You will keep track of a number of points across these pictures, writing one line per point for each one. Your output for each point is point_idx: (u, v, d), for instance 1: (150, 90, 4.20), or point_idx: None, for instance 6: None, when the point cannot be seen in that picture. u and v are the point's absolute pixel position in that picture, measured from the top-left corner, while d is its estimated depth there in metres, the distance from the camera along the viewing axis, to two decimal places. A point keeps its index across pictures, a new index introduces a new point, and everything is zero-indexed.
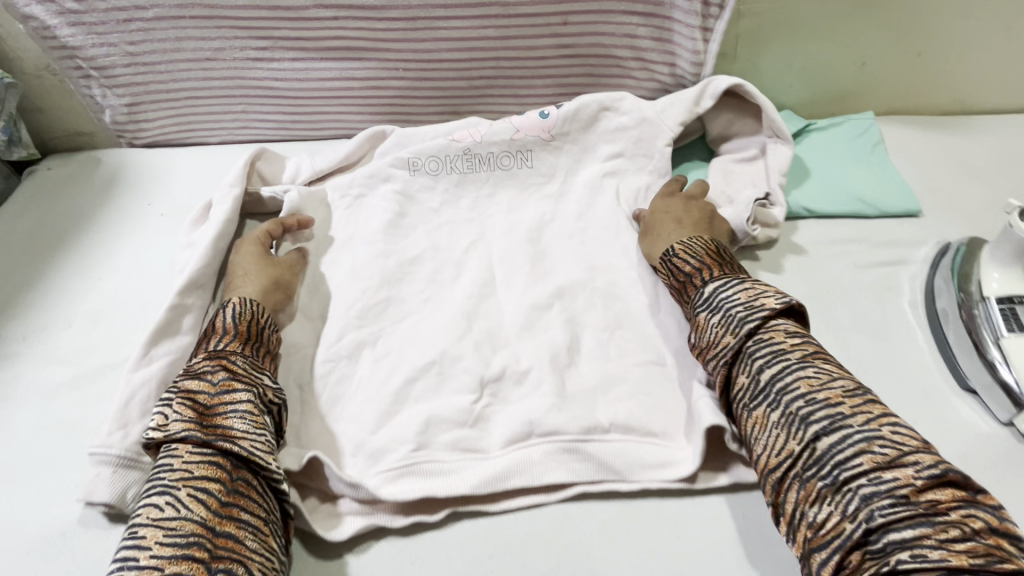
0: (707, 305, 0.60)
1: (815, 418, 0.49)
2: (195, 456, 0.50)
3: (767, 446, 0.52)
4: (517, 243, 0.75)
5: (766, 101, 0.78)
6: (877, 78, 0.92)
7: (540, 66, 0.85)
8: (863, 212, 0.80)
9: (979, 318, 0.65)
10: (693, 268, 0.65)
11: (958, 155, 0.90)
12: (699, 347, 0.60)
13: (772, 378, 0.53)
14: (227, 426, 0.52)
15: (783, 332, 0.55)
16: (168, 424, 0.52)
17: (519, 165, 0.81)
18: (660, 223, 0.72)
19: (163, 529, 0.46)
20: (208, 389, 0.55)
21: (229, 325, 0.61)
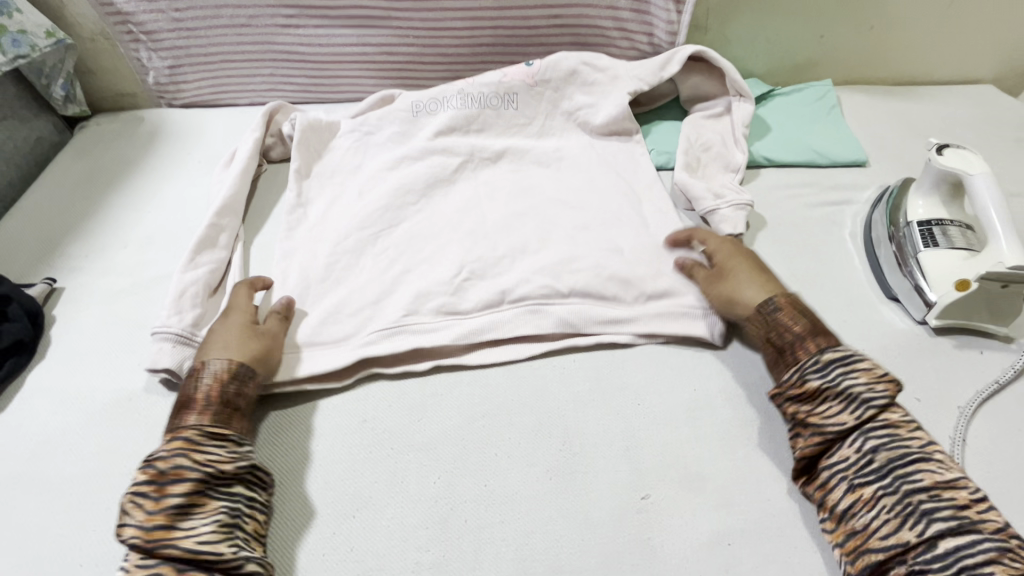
0: (822, 375, 0.57)
1: (939, 513, 0.48)
2: (146, 540, 0.49)
3: (870, 526, 0.50)
4: (507, 182, 0.87)
5: (727, 65, 0.89)
6: (835, 49, 1.03)
7: (533, 35, 0.97)
8: (815, 161, 0.91)
9: (903, 238, 0.74)
10: (802, 331, 0.60)
11: (906, 117, 1.01)
12: (806, 415, 0.57)
13: (888, 463, 0.52)
14: (169, 526, 0.50)
15: (900, 417, 0.54)
16: (125, 521, 0.50)
17: (505, 106, 0.93)
18: (735, 270, 0.68)
19: (138, 556, 0.49)
20: (156, 478, 0.52)
21: (199, 396, 0.57)
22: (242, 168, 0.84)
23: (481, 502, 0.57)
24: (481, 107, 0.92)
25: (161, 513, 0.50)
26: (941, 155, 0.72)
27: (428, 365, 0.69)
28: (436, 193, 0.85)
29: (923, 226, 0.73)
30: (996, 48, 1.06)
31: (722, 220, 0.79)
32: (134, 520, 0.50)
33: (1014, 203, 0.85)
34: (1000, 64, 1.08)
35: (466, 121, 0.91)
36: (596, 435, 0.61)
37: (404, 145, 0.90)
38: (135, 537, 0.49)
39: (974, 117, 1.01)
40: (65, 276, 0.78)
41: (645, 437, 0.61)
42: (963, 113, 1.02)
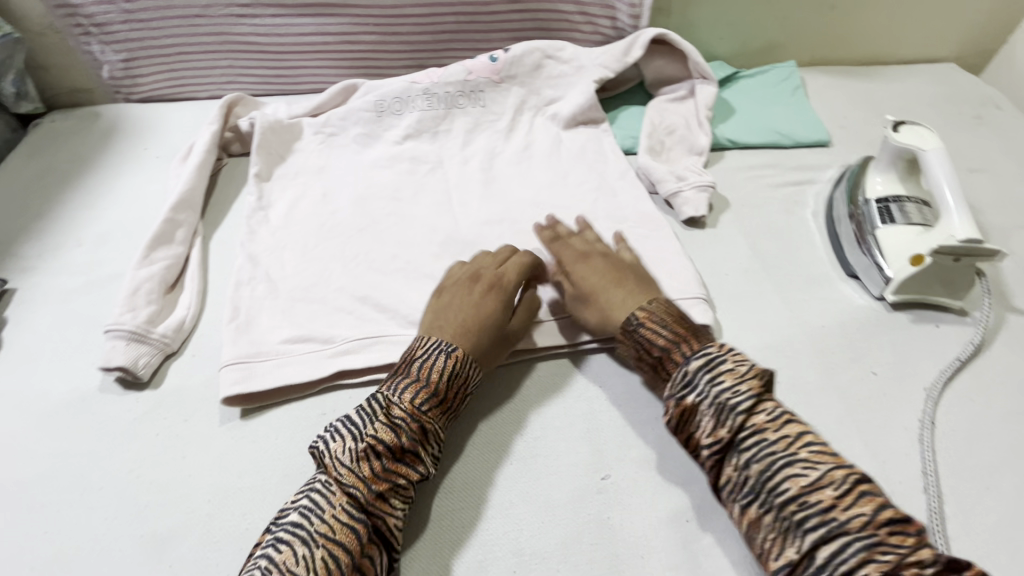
0: (689, 387, 0.52)
1: (810, 523, 0.44)
2: (369, 499, 0.49)
3: (762, 550, 0.47)
4: (472, 172, 0.87)
5: (689, 48, 0.89)
6: (797, 30, 1.04)
7: (495, 21, 0.96)
8: (780, 142, 0.91)
9: (863, 217, 0.74)
10: (667, 342, 0.56)
11: (870, 98, 1.02)
12: (687, 436, 0.52)
13: (761, 475, 0.48)
14: (388, 497, 0.51)
15: (764, 418, 0.49)
16: (346, 457, 0.51)
17: (472, 104, 0.93)
18: (597, 288, 0.63)
19: (347, 499, 0.49)
20: (393, 448, 0.52)
21: (436, 383, 0.55)
22: (198, 162, 0.83)
23: (460, 487, 0.57)
24: (447, 106, 0.92)
25: (384, 481, 0.51)
26: (897, 132, 0.72)
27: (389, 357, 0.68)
28: (404, 194, 0.84)
29: (881, 203, 0.73)
30: (956, 27, 1.07)
31: (685, 204, 0.79)
32: (356, 469, 0.50)
33: (973, 179, 0.86)
34: (960, 43, 1.09)
35: (433, 121, 0.91)
36: (557, 418, 0.61)
37: (371, 147, 0.90)
38: (354, 483, 0.50)
39: (936, 96, 1.02)
40: (18, 277, 0.76)
41: (605, 420, 0.61)
42: (925, 91, 1.03)
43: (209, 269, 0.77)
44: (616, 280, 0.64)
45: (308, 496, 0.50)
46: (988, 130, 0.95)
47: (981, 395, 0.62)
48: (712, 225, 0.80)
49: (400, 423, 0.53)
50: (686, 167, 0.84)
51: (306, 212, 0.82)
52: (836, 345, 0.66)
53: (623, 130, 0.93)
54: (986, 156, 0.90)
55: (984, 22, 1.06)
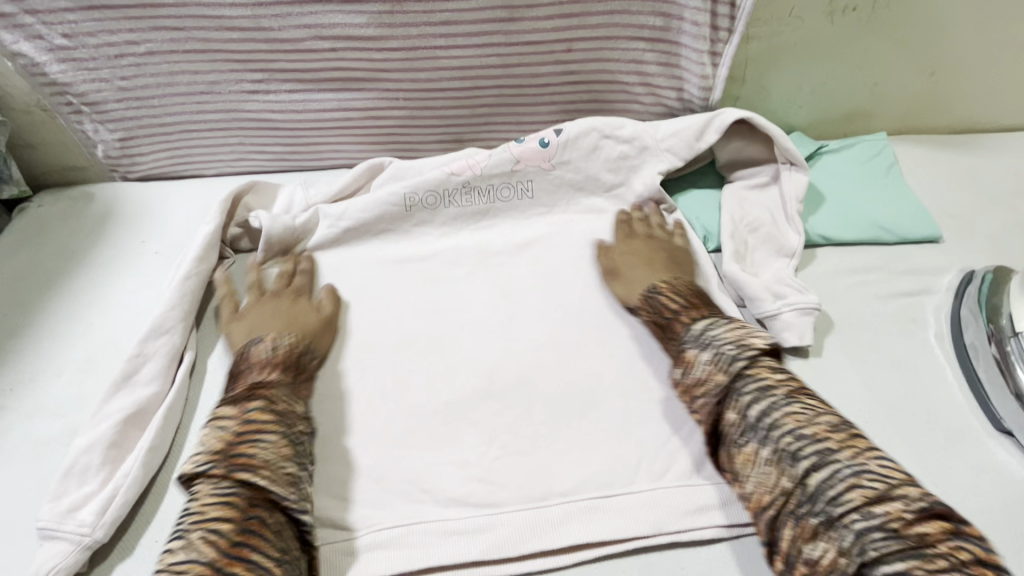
0: (697, 343, 0.59)
1: (805, 452, 0.48)
2: (228, 465, 0.49)
3: (759, 483, 0.50)
4: (522, 279, 0.75)
5: (777, 131, 0.75)
6: (888, 97, 0.90)
7: (543, 92, 0.83)
8: (882, 239, 0.77)
9: (1010, 350, 0.63)
10: (677, 307, 0.64)
11: (975, 176, 0.88)
12: (683, 387, 0.58)
13: (759, 415, 0.52)
14: (250, 455, 0.50)
15: (770, 370, 0.55)
16: (197, 455, 0.51)
17: (520, 197, 0.81)
18: (633, 268, 0.71)
19: (210, 483, 0.49)
20: (240, 413, 0.54)
21: (267, 356, 0.61)
22: (185, 272, 0.70)
23: None
24: (489, 202, 0.81)
25: (238, 449, 0.51)
26: None
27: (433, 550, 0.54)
28: (444, 307, 0.72)
29: None
30: None
31: (782, 329, 0.67)
32: (207, 447, 0.51)
33: None
34: None
35: (473, 219, 0.81)
36: None
37: (403, 242, 0.80)
38: (203, 462, 0.50)
39: None
40: None
41: None
42: None
43: (188, 412, 0.64)
44: (650, 260, 0.71)
45: (185, 457, 0.52)
46: None
47: None
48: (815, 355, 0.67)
49: (242, 399, 0.56)
50: (779, 279, 0.71)
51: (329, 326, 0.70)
52: (1003, 544, 0.52)
53: (693, 222, 0.80)
54: None
55: None
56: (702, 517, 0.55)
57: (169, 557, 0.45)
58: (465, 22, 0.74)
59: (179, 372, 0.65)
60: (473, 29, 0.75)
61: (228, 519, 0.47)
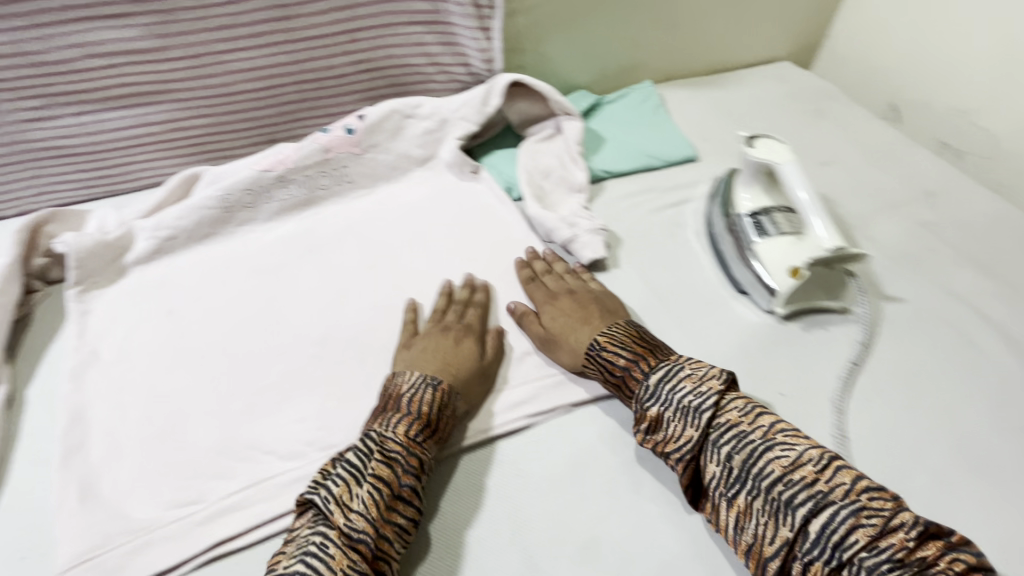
0: (656, 399, 0.58)
1: (799, 500, 0.49)
2: (375, 545, 0.49)
3: (757, 535, 0.51)
4: (354, 255, 0.81)
5: (547, 88, 0.87)
6: (646, 51, 1.06)
7: (342, 83, 0.89)
8: (652, 165, 0.92)
9: (740, 231, 0.76)
10: (627, 361, 0.61)
11: (724, 105, 1.06)
12: (657, 443, 0.58)
13: (744, 463, 0.53)
14: (392, 540, 0.51)
15: (737, 413, 0.56)
16: (352, 511, 0.49)
17: (339, 183, 0.87)
18: (569, 328, 0.67)
19: (350, 555, 0.47)
20: (394, 483, 0.52)
21: (423, 409, 0.57)
22: None
23: None
24: (309, 191, 0.85)
25: (387, 523, 0.50)
26: (753, 147, 0.75)
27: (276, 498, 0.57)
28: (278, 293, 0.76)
29: (753, 217, 0.75)
30: (785, 29, 1.14)
31: (575, 251, 0.77)
32: (365, 514, 0.49)
33: (826, 173, 0.91)
34: (792, 43, 1.17)
35: (297, 208, 0.85)
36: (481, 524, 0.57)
37: (233, 244, 0.82)
38: (361, 530, 0.49)
39: (782, 94, 1.08)
40: None
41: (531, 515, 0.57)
42: (771, 91, 1.08)
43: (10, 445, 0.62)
44: (586, 318, 0.67)
45: (331, 501, 0.50)
46: (829, 123, 1.01)
47: (877, 395, 0.63)
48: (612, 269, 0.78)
49: (397, 456, 0.54)
50: (573, 211, 0.83)
51: (166, 335, 0.71)
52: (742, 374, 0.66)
53: (497, 178, 0.90)
54: (834, 149, 0.95)
55: (807, 22, 1.14)
56: (516, 411, 0.64)
57: None
58: (243, 25, 0.78)
59: None
60: (253, 30, 0.79)
61: None
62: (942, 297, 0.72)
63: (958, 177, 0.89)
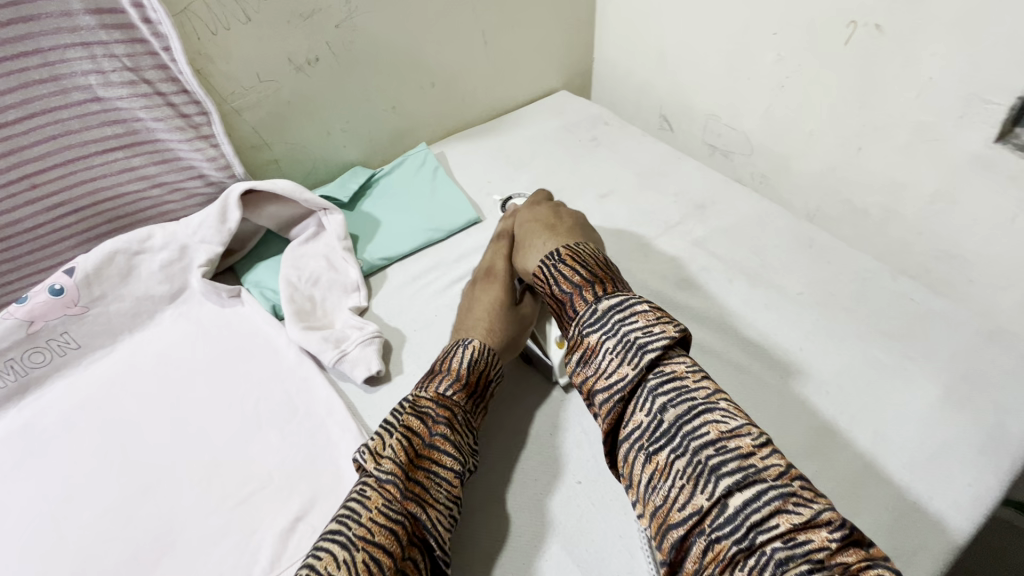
0: (600, 327, 0.52)
1: (727, 467, 0.42)
2: (406, 488, 0.49)
3: (665, 498, 0.44)
4: (90, 438, 0.67)
5: (290, 188, 0.78)
6: (413, 113, 1.01)
7: (43, 235, 0.75)
8: (434, 238, 0.87)
9: None
10: (581, 282, 0.57)
11: (505, 152, 1.03)
12: (587, 376, 0.52)
13: (676, 419, 0.45)
14: (429, 486, 0.51)
15: (685, 367, 0.48)
16: (386, 452, 0.51)
17: (62, 352, 0.73)
18: (535, 238, 0.69)
19: (383, 495, 0.48)
20: (424, 433, 0.53)
21: (462, 370, 0.59)
22: None
23: None
24: (22, 373, 0.70)
25: (418, 470, 0.51)
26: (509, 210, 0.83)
27: None
28: None
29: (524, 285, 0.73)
30: (551, 62, 1.15)
31: (350, 368, 0.69)
32: (394, 456, 0.51)
33: (606, 204, 0.90)
34: (563, 72, 1.19)
35: (10, 399, 0.70)
36: None
37: None
38: (392, 473, 0.50)
39: (560, 128, 1.07)
40: None
41: None
42: (549, 126, 1.08)
43: None
44: (551, 226, 0.70)
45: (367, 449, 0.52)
46: (605, 149, 1.01)
47: None
48: (395, 374, 0.70)
49: (428, 410, 0.55)
50: (344, 320, 0.75)
51: None
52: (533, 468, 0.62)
53: (261, 297, 0.79)
54: (612, 176, 0.95)
55: (570, 51, 1.16)
56: None
57: (330, 565, 0.43)
58: None
59: None
60: None
61: (389, 553, 0.45)
62: (718, 319, 0.72)
63: (721, 182, 0.92)
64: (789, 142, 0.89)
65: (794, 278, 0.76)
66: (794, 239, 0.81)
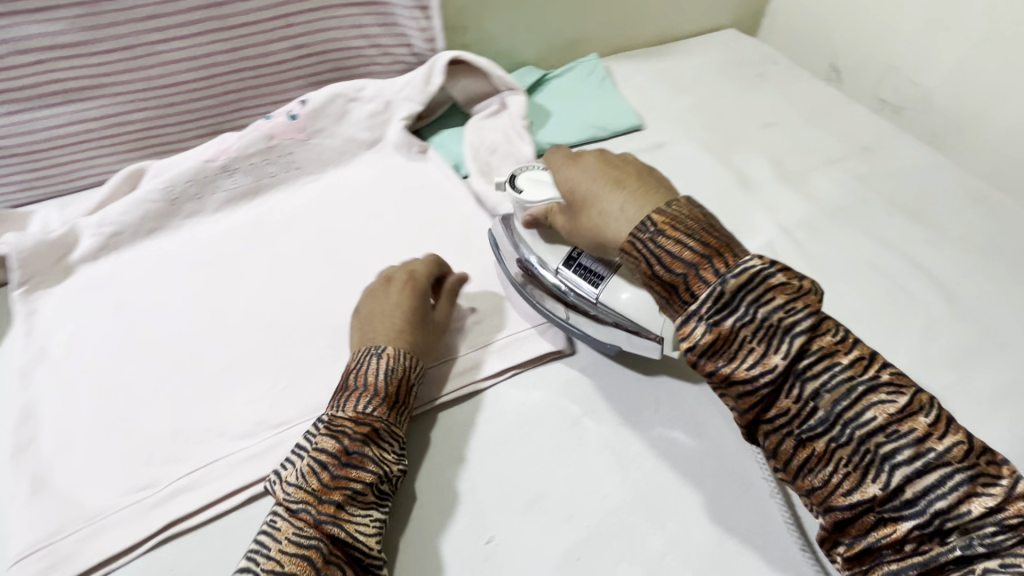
0: (733, 311, 0.45)
1: (903, 454, 0.41)
2: (319, 512, 0.48)
3: (827, 484, 0.44)
4: (305, 238, 0.82)
5: (487, 64, 0.88)
6: (590, 24, 1.07)
7: (283, 70, 0.89)
8: (597, 135, 0.94)
9: (568, 289, 0.63)
10: (695, 256, 0.47)
11: (669, 74, 1.07)
12: (722, 366, 0.46)
13: (835, 405, 0.43)
14: (342, 508, 0.49)
15: (831, 339, 0.44)
16: (291, 483, 0.50)
17: (286, 170, 0.87)
18: (595, 196, 0.55)
19: (295, 523, 0.48)
20: (339, 452, 0.51)
21: (379, 384, 0.56)
22: None
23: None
24: (256, 178, 0.85)
25: (336, 490, 0.50)
26: (518, 189, 0.63)
27: (229, 476, 0.58)
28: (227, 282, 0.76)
29: (574, 266, 0.62)
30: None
31: None
32: (303, 484, 0.49)
33: (767, 134, 0.93)
34: (736, 10, 1.19)
35: (245, 197, 0.85)
36: (430, 488, 0.57)
37: (180, 237, 0.82)
38: (301, 500, 0.49)
39: (727, 61, 1.09)
40: None
41: (479, 477, 0.58)
42: (715, 58, 1.10)
43: None
44: (617, 181, 0.55)
45: (279, 477, 0.51)
46: (771, 86, 1.02)
47: None
48: None
49: (344, 428, 0.53)
50: None
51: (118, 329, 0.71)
52: None
53: (445, 156, 0.91)
54: (776, 111, 0.97)
55: None
56: (466, 376, 0.65)
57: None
58: (173, 13, 0.78)
59: None
60: (184, 18, 0.78)
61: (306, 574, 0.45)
62: (872, 247, 0.74)
63: (892, 132, 0.92)
64: (981, 100, 0.87)
65: (957, 226, 0.76)
66: (964, 192, 0.81)
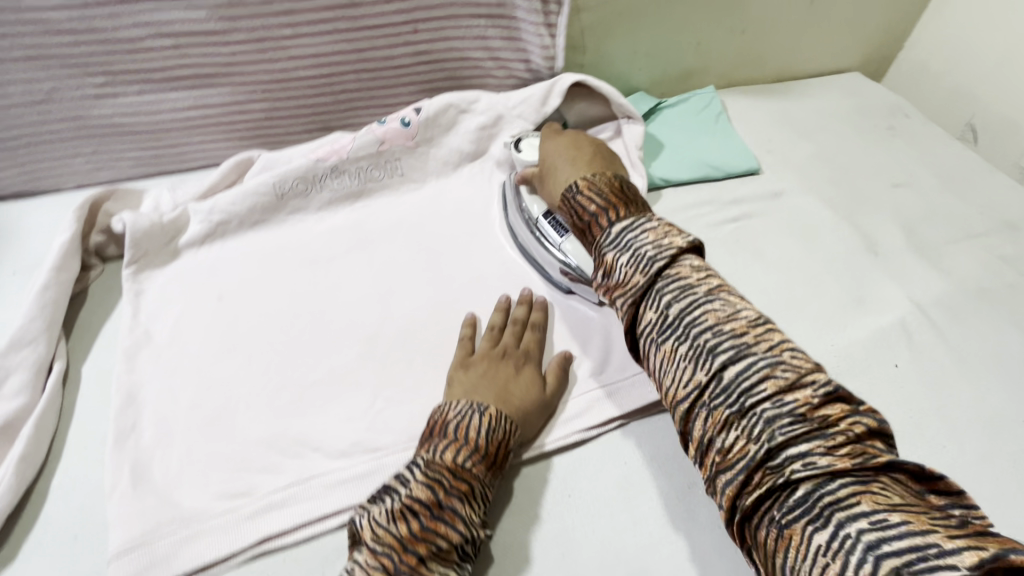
0: (616, 244, 0.53)
1: (791, 437, 0.41)
2: (403, 565, 0.46)
3: (724, 451, 0.44)
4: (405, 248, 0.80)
5: (610, 90, 0.84)
6: (711, 55, 1.02)
7: (399, 74, 0.88)
8: (711, 175, 0.89)
9: (542, 232, 0.74)
10: (599, 207, 0.57)
11: (789, 116, 1.01)
12: (616, 296, 0.53)
13: (726, 370, 0.45)
14: (427, 565, 0.46)
15: (719, 306, 0.48)
16: (381, 525, 0.48)
17: (391, 175, 0.86)
18: (558, 166, 0.68)
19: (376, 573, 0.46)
20: (433, 504, 0.49)
21: (481, 441, 0.53)
22: (50, 283, 0.69)
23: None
24: (362, 181, 0.84)
25: (422, 543, 0.47)
26: (519, 151, 0.80)
27: (325, 497, 0.57)
28: (326, 285, 0.75)
29: (549, 216, 0.74)
30: (861, 38, 1.08)
31: None
32: (393, 530, 0.47)
33: (898, 195, 0.86)
34: (865, 53, 1.11)
35: (348, 199, 0.85)
36: (530, 543, 0.55)
37: (282, 232, 0.82)
38: (385, 546, 0.47)
39: (853, 108, 1.02)
40: None
41: (579, 538, 0.55)
42: (840, 104, 1.03)
43: (65, 419, 0.63)
44: (575, 158, 0.67)
45: (366, 515, 0.49)
46: (902, 141, 0.96)
47: (949, 438, 0.61)
48: None
49: (442, 479, 0.50)
50: None
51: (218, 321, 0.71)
52: None
53: None
54: (908, 169, 0.90)
55: (885, 31, 1.08)
56: (568, 424, 0.62)
57: None
58: (307, 11, 0.77)
59: (50, 383, 0.64)
60: (316, 16, 0.78)
61: None
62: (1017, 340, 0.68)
63: None
64: None
65: None
66: None
